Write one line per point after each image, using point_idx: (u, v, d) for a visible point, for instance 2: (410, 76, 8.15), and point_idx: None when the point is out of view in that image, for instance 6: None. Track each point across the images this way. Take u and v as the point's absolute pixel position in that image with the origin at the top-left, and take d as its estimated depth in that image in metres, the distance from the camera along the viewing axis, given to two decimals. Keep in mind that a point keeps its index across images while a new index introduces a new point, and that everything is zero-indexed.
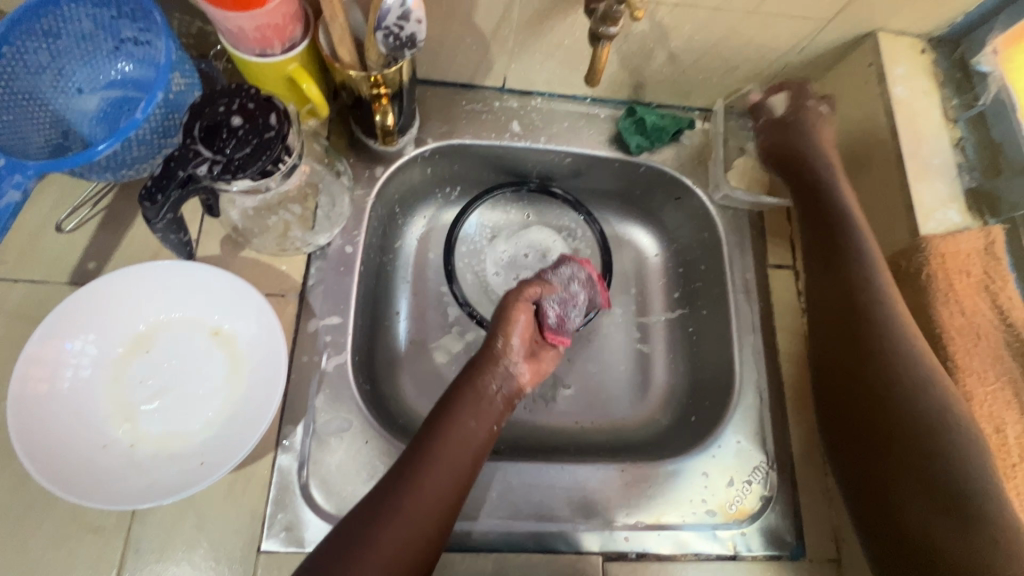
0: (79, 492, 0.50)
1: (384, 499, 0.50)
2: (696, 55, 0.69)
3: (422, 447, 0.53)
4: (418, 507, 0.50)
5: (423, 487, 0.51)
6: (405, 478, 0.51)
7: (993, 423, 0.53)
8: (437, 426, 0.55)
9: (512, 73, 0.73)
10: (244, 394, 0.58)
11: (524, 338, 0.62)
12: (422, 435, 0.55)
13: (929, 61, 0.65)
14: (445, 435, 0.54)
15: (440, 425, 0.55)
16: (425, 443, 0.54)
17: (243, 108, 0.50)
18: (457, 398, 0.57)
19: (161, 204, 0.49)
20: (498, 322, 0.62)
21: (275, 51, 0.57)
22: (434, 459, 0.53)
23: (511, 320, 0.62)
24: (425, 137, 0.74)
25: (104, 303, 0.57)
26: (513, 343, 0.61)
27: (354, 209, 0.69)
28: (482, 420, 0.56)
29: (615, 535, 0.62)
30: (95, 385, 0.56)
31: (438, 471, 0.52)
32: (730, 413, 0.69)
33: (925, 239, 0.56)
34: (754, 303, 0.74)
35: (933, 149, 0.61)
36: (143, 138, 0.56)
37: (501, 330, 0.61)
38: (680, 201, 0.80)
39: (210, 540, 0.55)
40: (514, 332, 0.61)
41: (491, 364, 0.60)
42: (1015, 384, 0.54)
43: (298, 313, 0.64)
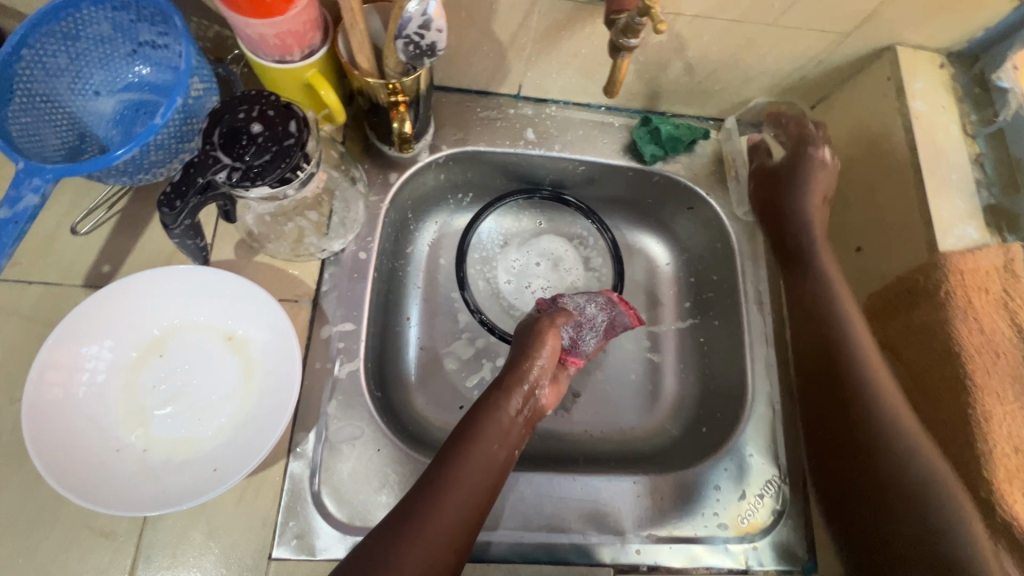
0: (93, 498, 0.50)
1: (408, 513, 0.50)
2: (713, 66, 0.69)
3: (447, 463, 0.54)
4: (444, 522, 0.50)
5: (448, 502, 0.51)
6: (427, 497, 0.51)
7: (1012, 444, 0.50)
8: (462, 442, 0.55)
9: (527, 81, 0.73)
10: (257, 401, 0.58)
11: (552, 359, 0.64)
12: (447, 450, 0.55)
13: (947, 76, 0.65)
14: (472, 451, 0.55)
15: (466, 440, 0.56)
16: (446, 462, 0.54)
17: (262, 115, 0.50)
18: (483, 415, 0.58)
19: (180, 210, 0.49)
20: (526, 344, 0.64)
21: (294, 59, 0.57)
22: (460, 475, 0.53)
23: (541, 340, 0.64)
24: (440, 144, 0.74)
25: (119, 308, 0.57)
26: (541, 364, 0.63)
27: (369, 215, 0.69)
28: (507, 438, 0.58)
29: (627, 548, 0.62)
30: (110, 390, 0.56)
31: (465, 487, 0.53)
32: (742, 426, 0.68)
33: (943, 255, 0.55)
34: (767, 314, 0.73)
35: (952, 164, 0.61)
36: (161, 143, 0.56)
37: (530, 350, 0.64)
38: (692, 211, 0.80)
39: (221, 546, 0.55)
40: (542, 353, 0.63)
41: (518, 384, 0.61)
42: None
43: (311, 319, 0.64)
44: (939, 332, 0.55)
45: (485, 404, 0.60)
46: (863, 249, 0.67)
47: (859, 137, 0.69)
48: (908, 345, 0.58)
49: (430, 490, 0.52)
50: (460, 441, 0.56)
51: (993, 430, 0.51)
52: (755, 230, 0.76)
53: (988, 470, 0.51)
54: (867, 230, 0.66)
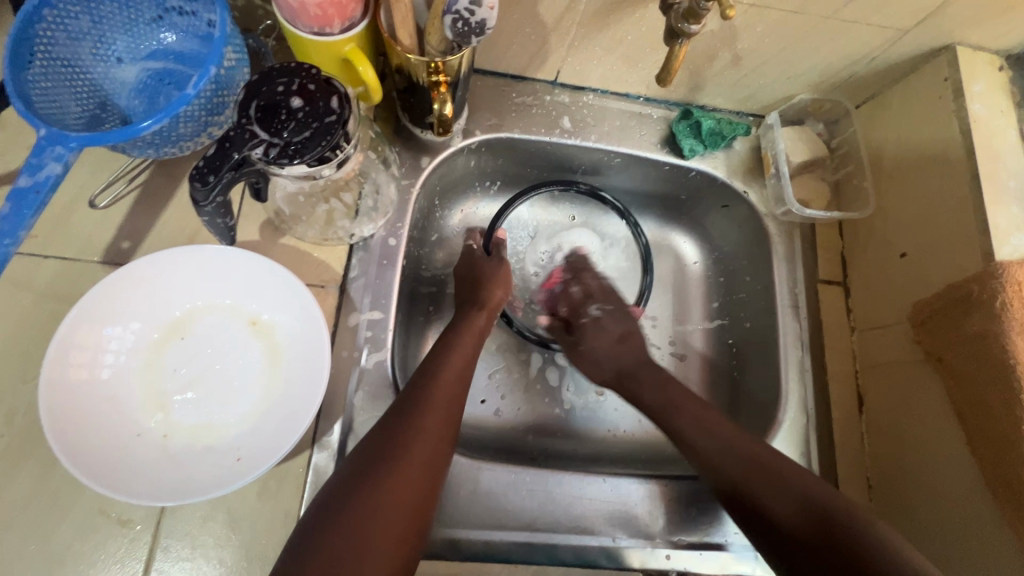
0: (113, 485, 0.48)
1: (381, 453, 0.50)
2: (763, 58, 0.66)
3: (412, 405, 0.54)
4: (418, 458, 0.51)
5: (418, 441, 0.52)
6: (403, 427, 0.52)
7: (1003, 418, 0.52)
8: (423, 381, 0.57)
9: (567, 66, 0.70)
10: (282, 388, 0.56)
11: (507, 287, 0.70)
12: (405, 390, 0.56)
13: (1006, 79, 0.62)
14: (433, 390, 0.56)
15: (436, 366, 0.58)
16: (419, 394, 0.55)
17: (303, 90, 0.47)
18: (440, 353, 0.60)
19: (213, 186, 0.47)
20: (479, 275, 0.69)
21: (333, 31, 0.54)
22: (430, 401, 0.55)
23: (497, 273, 0.70)
24: (473, 129, 0.71)
25: (140, 287, 0.54)
26: (498, 293, 0.68)
27: (399, 200, 0.66)
28: (466, 373, 0.60)
29: (657, 553, 0.60)
30: (130, 372, 0.54)
31: (434, 424, 0.53)
32: (775, 431, 0.67)
33: (1002, 265, 0.53)
34: (802, 318, 0.71)
35: (1009, 171, 0.59)
36: (190, 115, 0.53)
37: (489, 279, 0.69)
38: (727, 208, 0.78)
39: (242, 539, 0.53)
40: (498, 282, 0.69)
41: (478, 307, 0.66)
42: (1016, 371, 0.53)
43: (338, 306, 0.61)
44: (991, 341, 0.53)
45: (438, 346, 0.61)
46: (909, 255, 0.65)
47: (909, 138, 0.67)
48: (956, 355, 0.56)
49: (413, 413, 0.53)
50: (418, 378, 0.57)
51: None
52: (792, 231, 0.74)
53: None
54: (913, 235, 0.65)
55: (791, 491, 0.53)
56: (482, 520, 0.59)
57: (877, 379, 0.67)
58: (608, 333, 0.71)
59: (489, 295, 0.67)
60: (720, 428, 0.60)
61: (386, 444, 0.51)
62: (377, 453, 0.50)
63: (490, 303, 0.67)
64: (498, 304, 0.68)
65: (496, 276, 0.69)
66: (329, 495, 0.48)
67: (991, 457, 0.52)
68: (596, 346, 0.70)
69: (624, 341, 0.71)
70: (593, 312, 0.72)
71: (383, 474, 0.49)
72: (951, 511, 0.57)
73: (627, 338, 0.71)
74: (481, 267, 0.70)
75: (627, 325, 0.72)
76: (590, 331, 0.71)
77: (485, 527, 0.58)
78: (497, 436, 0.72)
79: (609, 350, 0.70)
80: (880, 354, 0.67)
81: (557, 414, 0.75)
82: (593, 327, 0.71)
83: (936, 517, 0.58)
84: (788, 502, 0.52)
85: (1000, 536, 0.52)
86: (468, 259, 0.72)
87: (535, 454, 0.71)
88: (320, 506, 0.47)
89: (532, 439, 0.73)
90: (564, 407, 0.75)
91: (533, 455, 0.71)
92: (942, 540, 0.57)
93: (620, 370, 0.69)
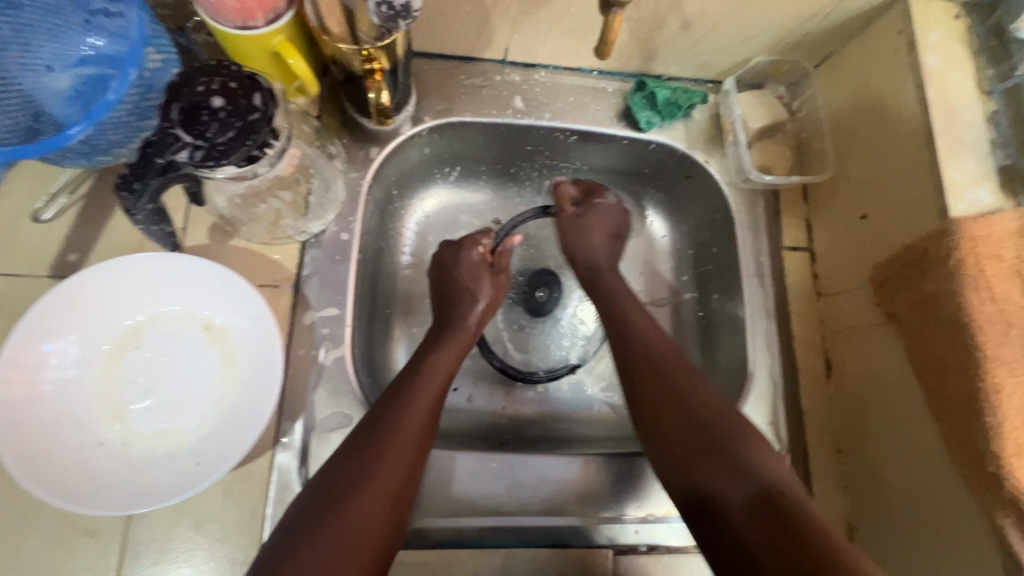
0: (69, 497, 0.48)
1: (352, 463, 0.50)
2: (712, 23, 0.64)
3: (385, 412, 0.54)
4: (384, 487, 0.49)
5: (389, 458, 0.51)
6: (370, 449, 0.51)
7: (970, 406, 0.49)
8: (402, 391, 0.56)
9: (514, 44, 0.68)
10: (238, 391, 0.56)
11: (490, 302, 0.68)
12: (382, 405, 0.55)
13: (964, 27, 0.60)
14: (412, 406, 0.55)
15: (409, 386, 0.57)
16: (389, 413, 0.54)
17: (224, 88, 0.46)
18: (419, 369, 0.59)
19: (140, 193, 0.47)
20: (468, 286, 0.67)
21: (258, 24, 0.52)
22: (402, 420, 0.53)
23: (479, 286, 0.67)
24: (422, 115, 0.70)
25: (85, 299, 0.53)
26: (479, 305, 0.67)
27: (349, 193, 0.65)
28: (446, 383, 0.59)
29: (626, 528, 0.61)
30: (84, 384, 0.54)
31: (409, 436, 0.53)
32: (743, 400, 0.67)
33: (956, 221, 0.52)
34: (767, 286, 0.70)
35: (966, 124, 0.57)
36: (118, 121, 0.52)
37: (472, 291, 0.67)
38: (690, 179, 0.76)
39: (209, 540, 0.54)
40: (480, 295, 0.67)
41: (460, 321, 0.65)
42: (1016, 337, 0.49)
43: (293, 305, 0.61)
44: (949, 301, 0.52)
45: (420, 363, 0.60)
46: (869, 216, 0.64)
47: (866, 97, 0.65)
48: (913, 315, 0.56)
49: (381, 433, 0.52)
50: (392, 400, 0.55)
51: (1003, 403, 0.48)
52: (755, 199, 0.73)
53: (997, 445, 0.47)
54: (874, 195, 0.63)
55: (737, 485, 0.48)
56: (448, 507, 0.59)
57: (843, 345, 0.66)
58: (599, 231, 0.71)
59: (474, 310, 0.66)
60: (673, 398, 0.55)
61: (360, 454, 0.50)
62: (342, 481, 0.48)
63: (473, 321, 0.66)
64: (482, 318, 0.67)
65: (489, 287, 0.68)
66: (291, 520, 0.46)
67: (948, 420, 0.52)
68: (587, 236, 0.70)
69: (615, 236, 0.72)
70: (608, 201, 0.72)
71: (360, 487, 0.48)
72: (917, 473, 0.57)
73: (617, 236, 0.72)
74: (478, 274, 0.68)
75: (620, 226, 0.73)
76: (595, 214, 0.71)
77: (453, 514, 0.59)
78: (469, 423, 0.72)
79: (600, 243, 0.70)
80: (846, 319, 0.66)
81: (530, 399, 0.75)
82: (606, 208, 0.71)
83: (905, 481, 0.58)
84: (740, 491, 0.47)
85: (960, 493, 0.52)
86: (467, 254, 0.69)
87: (504, 437, 0.72)
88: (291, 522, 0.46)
89: (505, 424, 0.73)
90: (537, 391, 0.75)
91: (502, 439, 0.72)
92: (910, 502, 0.57)
93: (593, 267, 0.70)
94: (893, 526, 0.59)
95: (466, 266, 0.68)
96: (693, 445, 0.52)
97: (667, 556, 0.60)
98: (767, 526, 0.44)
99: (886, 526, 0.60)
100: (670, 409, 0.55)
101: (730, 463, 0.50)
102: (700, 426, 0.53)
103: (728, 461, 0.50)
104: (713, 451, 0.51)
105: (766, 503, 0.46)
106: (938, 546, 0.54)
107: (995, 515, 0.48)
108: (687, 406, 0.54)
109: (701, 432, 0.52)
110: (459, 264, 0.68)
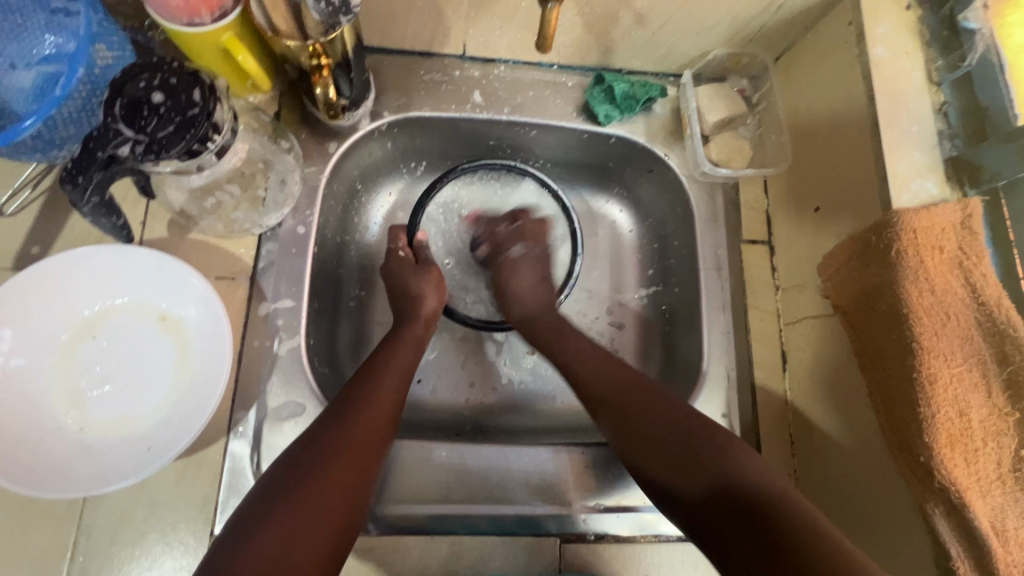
0: (24, 480, 0.50)
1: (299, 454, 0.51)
2: (665, 16, 0.65)
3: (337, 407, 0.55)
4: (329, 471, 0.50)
5: (338, 446, 0.52)
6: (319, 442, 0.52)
7: (957, 406, 0.48)
8: (351, 391, 0.57)
9: (471, 38, 0.69)
10: (191, 379, 0.57)
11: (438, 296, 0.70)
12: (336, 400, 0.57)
13: (915, 18, 0.60)
14: (366, 397, 0.57)
15: (362, 378, 0.59)
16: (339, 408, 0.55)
17: (165, 84, 0.47)
18: (372, 367, 0.60)
19: (84, 187, 0.47)
20: (410, 288, 0.69)
21: (204, 21, 0.53)
22: (352, 414, 0.55)
23: (426, 286, 0.69)
24: (381, 110, 0.70)
25: (43, 290, 0.55)
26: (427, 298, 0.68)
27: (307, 188, 0.67)
28: (403, 379, 0.61)
29: (574, 517, 0.61)
30: (40, 373, 0.56)
31: (360, 430, 0.54)
32: (697, 392, 0.67)
33: (897, 213, 0.52)
34: (725, 279, 0.71)
35: (912, 115, 0.57)
36: (70, 117, 0.54)
37: (418, 291, 0.68)
38: (652, 173, 0.77)
39: (163, 524, 0.56)
40: (428, 295, 0.69)
41: (412, 316, 0.67)
42: (971, 342, 0.49)
43: (248, 297, 0.62)
44: (888, 293, 0.52)
45: (375, 363, 0.61)
46: (822, 209, 0.65)
47: (821, 89, 0.65)
48: (857, 306, 0.55)
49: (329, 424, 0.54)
50: (344, 392, 0.57)
51: (938, 393, 0.48)
52: (715, 192, 0.73)
53: (929, 435, 0.47)
54: (827, 189, 0.64)
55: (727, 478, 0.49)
56: (397, 495, 0.60)
57: (798, 338, 0.66)
58: (528, 275, 0.72)
59: (422, 306, 0.68)
60: (636, 403, 0.57)
61: (311, 446, 0.52)
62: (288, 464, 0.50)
63: (422, 314, 0.67)
64: (433, 312, 0.68)
65: (428, 285, 0.69)
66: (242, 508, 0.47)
67: (885, 412, 0.52)
68: (516, 286, 0.71)
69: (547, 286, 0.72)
70: (514, 253, 0.72)
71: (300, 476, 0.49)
72: (857, 465, 0.57)
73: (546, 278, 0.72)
74: (417, 278, 0.69)
75: (542, 269, 0.72)
76: (513, 268, 0.72)
77: (403, 502, 0.60)
78: (431, 414, 0.73)
79: (529, 288, 0.71)
80: (800, 310, 0.66)
81: (492, 390, 0.76)
82: (518, 264, 0.72)
83: (850, 477, 0.58)
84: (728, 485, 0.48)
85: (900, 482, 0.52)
86: (398, 263, 0.70)
87: (463, 428, 0.73)
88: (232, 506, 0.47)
89: (466, 415, 0.74)
90: (500, 384, 0.76)
91: (461, 430, 0.73)
92: (856, 496, 0.57)
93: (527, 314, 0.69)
94: (840, 517, 0.59)
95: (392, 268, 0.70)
96: (668, 445, 0.53)
97: (615, 545, 0.61)
98: (762, 527, 0.44)
99: (837, 517, 0.59)
100: (634, 418, 0.56)
101: (722, 466, 0.50)
102: (676, 456, 0.52)
103: (714, 458, 0.51)
104: (692, 448, 0.52)
105: (752, 502, 0.46)
106: (881, 534, 0.54)
107: (926, 505, 0.48)
108: (637, 416, 0.56)
109: (675, 446, 0.53)
110: (387, 269, 0.71)
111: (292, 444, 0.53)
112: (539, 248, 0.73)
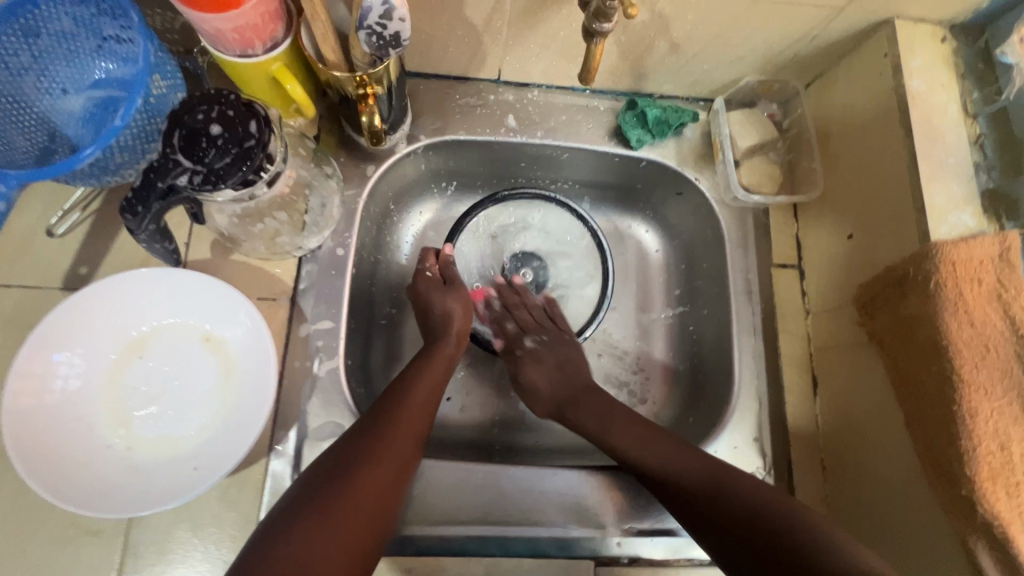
0: (76, 500, 0.51)
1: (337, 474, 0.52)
2: (701, 45, 0.66)
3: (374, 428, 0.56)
4: (370, 492, 0.51)
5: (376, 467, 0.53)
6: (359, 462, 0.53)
7: (997, 439, 0.48)
8: (386, 410, 0.58)
9: (507, 64, 0.70)
10: (235, 400, 0.58)
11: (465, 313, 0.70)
12: (370, 416, 0.57)
13: (950, 51, 0.60)
14: (403, 418, 0.58)
15: (396, 397, 0.59)
16: (377, 429, 0.56)
17: (222, 116, 0.49)
18: (405, 387, 0.61)
19: (143, 216, 0.49)
20: (436, 307, 0.69)
21: (257, 52, 0.54)
22: (389, 435, 0.56)
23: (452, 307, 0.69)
24: (417, 133, 0.72)
25: (93, 311, 0.56)
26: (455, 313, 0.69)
27: (345, 210, 0.68)
28: (433, 397, 0.62)
29: (608, 540, 0.62)
30: (89, 393, 0.57)
31: (396, 451, 0.55)
32: (728, 415, 0.68)
33: (936, 244, 0.52)
34: (755, 304, 0.71)
35: (948, 147, 0.57)
36: (125, 144, 0.55)
37: (444, 307, 0.69)
38: (681, 195, 0.77)
39: (206, 543, 0.56)
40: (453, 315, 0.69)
41: (443, 333, 0.68)
42: (1011, 375, 0.49)
43: (289, 318, 0.64)
44: (926, 324, 0.52)
45: (408, 382, 0.61)
46: (854, 236, 0.65)
47: (854, 117, 0.66)
48: (893, 338, 0.56)
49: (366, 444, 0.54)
50: (377, 411, 0.58)
51: (978, 426, 0.48)
52: (744, 216, 0.74)
53: (970, 468, 0.48)
54: (860, 217, 0.64)
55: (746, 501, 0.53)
56: (433, 515, 0.61)
57: (829, 362, 0.67)
58: (544, 369, 0.71)
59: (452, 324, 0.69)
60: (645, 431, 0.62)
61: (348, 466, 0.52)
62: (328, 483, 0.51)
63: (452, 332, 0.68)
64: (462, 329, 0.69)
65: (457, 302, 0.70)
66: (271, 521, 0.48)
67: (924, 441, 0.52)
68: (535, 383, 0.70)
69: (563, 371, 0.70)
70: (530, 345, 0.72)
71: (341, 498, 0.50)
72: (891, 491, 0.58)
73: (562, 365, 0.71)
74: (444, 297, 0.69)
75: (565, 353, 0.72)
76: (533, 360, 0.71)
77: (438, 523, 0.61)
78: (460, 432, 0.74)
79: (552, 389, 0.69)
80: (832, 335, 0.67)
81: (520, 408, 0.77)
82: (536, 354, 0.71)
83: (884, 504, 0.59)
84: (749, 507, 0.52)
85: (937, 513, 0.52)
86: (427, 282, 0.71)
87: (493, 447, 0.74)
88: (270, 527, 0.48)
89: (495, 434, 0.75)
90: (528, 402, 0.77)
91: (491, 449, 0.74)
92: (890, 523, 0.58)
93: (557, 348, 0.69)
94: (873, 543, 0.60)
95: (420, 287, 0.70)
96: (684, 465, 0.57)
97: (648, 569, 0.61)
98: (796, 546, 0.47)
99: (871, 542, 0.60)
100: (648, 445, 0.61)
101: (738, 486, 0.54)
102: (698, 478, 0.56)
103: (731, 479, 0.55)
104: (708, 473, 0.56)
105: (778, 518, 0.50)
106: (918, 562, 0.55)
107: (968, 539, 0.49)
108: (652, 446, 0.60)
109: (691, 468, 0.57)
110: (414, 288, 0.71)
111: (321, 459, 0.53)
112: (553, 341, 0.73)
